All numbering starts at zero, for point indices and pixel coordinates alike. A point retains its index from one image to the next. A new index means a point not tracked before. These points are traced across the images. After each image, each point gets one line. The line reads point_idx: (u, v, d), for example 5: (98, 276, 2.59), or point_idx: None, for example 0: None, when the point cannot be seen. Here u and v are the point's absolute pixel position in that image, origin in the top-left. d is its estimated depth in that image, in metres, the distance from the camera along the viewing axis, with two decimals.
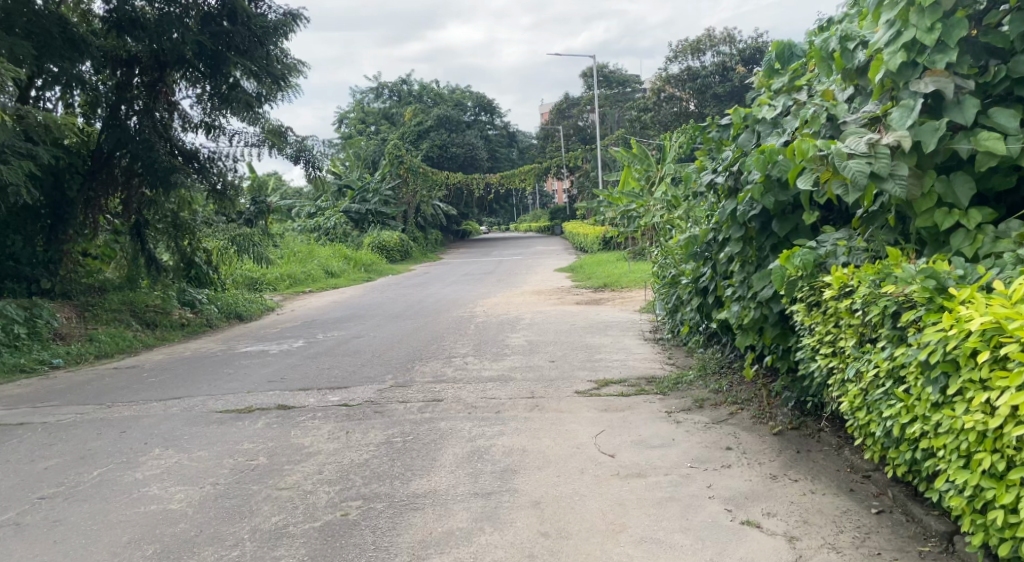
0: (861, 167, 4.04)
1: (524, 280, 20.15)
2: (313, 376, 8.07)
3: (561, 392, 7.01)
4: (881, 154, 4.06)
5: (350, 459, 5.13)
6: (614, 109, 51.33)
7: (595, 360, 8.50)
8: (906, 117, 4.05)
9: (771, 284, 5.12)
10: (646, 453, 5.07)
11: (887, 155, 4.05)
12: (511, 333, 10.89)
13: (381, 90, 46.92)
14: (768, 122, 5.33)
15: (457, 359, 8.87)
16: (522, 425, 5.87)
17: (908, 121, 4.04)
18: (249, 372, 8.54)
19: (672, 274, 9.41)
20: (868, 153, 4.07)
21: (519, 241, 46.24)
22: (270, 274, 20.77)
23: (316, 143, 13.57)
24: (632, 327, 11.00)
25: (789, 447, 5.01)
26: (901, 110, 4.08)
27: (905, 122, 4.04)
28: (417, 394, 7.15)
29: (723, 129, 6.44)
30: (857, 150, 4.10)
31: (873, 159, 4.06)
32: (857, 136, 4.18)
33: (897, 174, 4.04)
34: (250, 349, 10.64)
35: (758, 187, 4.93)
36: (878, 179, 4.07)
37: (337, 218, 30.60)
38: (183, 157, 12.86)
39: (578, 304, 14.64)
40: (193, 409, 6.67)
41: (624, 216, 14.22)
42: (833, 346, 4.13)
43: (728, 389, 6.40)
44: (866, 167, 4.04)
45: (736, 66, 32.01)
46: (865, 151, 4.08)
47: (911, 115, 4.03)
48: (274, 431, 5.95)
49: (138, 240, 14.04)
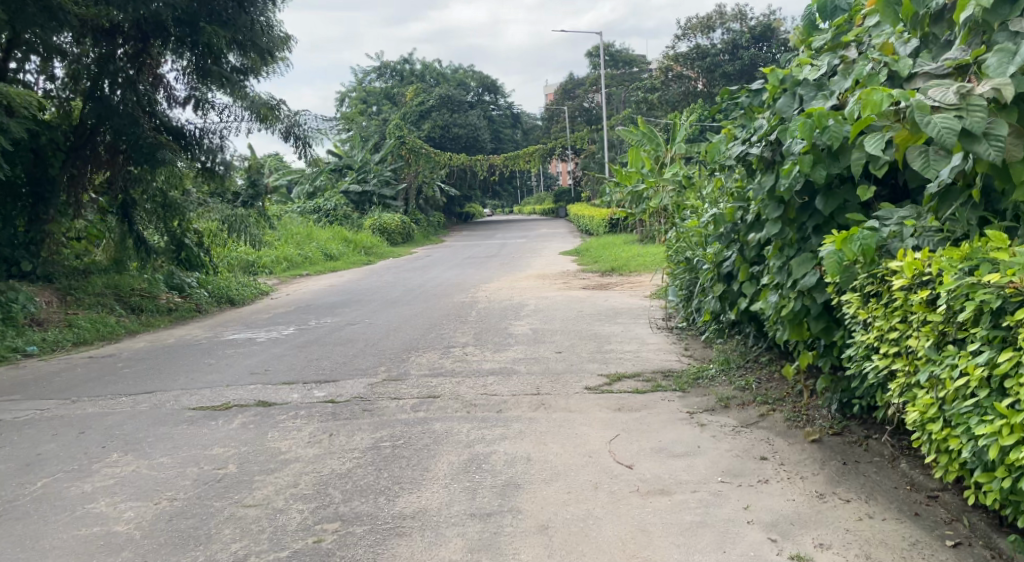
0: (950, 123, 3.46)
1: (528, 263, 19.52)
2: (300, 368, 7.43)
3: (570, 388, 6.38)
4: (975, 106, 3.46)
5: (331, 469, 4.50)
6: (620, 89, 50.52)
7: (606, 351, 7.86)
8: (1008, 62, 3.44)
9: (814, 271, 4.52)
10: (670, 463, 4.43)
11: (982, 108, 3.44)
12: (515, 321, 10.23)
13: (383, 70, 46.03)
14: (812, 85, 4.70)
15: (457, 350, 8.23)
16: (527, 428, 5.23)
17: (1009, 67, 3.43)
18: (231, 362, 7.90)
19: (689, 257, 8.76)
20: (957, 105, 3.50)
21: (524, 223, 45.52)
22: (265, 257, 20.10)
23: (308, 118, 12.93)
24: (644, 314, 10.35)
25: (834, 457, 4.40)
26: (999, 54, 3.47)
27: (1006, 68, 3.43)
28: (412, 389, 6.51)
29: (754, 96, 5.79)
30: (944, 103, 3.52)
31: (963, 113, 3.47)
32: (942, 86, 3.61)
33: (995, 132, 3.42)
34: (236, 337, 9.99)
35: (808, 158, 4.30)
36: (970, 139, 3.47)
37: (338, 200, 29.85)
38: (173, 136, 12.19)
39: (585, 289, 14.01)
40: (163, 406, 6.03)
41: (633, 197, 13.56)
42: (897, 344, 3.50)
43: (755, 385, 5.79)
44: (956, 124, 3.44)
45: (746, 44, 31.17)
46: (954, 103, 3.51)
47: (1014, 59, 3.42)
48: (249, 431, 5.32)
49: (125, 220, 13.33)
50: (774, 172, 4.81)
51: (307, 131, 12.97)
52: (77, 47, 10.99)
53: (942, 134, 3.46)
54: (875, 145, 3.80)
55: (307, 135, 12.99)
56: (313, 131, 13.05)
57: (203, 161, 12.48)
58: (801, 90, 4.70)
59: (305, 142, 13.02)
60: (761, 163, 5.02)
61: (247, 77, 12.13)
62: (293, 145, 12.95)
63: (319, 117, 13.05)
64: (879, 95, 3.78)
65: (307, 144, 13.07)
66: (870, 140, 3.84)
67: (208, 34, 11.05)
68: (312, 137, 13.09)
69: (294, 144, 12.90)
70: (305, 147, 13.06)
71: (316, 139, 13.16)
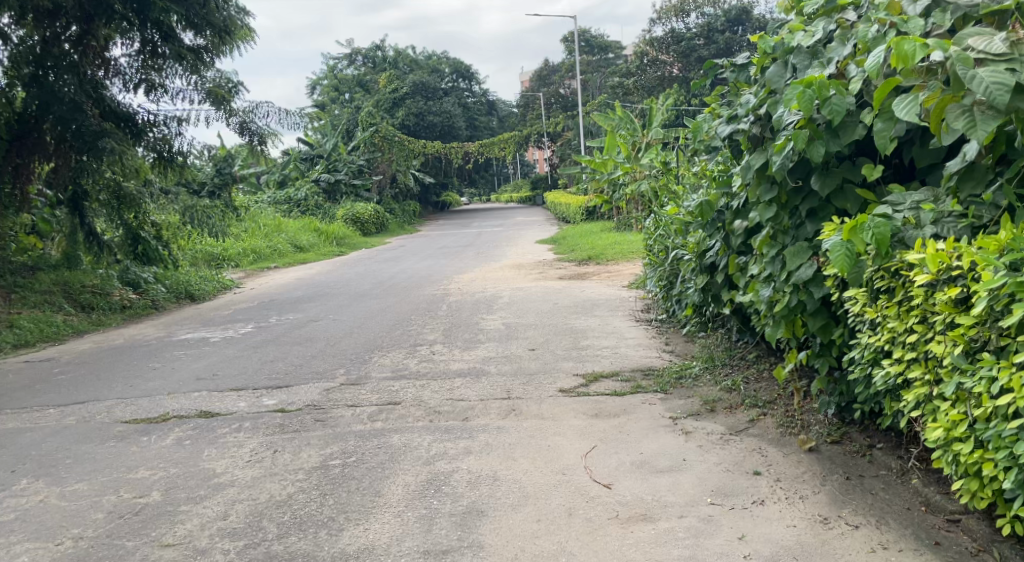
0: (1000, 77, 3.04)
1: (503, 253, 19.00)
2: (252, 372, 6.87)
3: (542, 391, 5.87)
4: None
5: (269, 495, 3.96)
6: (595, 75, 50.02)
7: (582, 347, 7.35)
8: None
9: (809, 262, 4.01)
10: (653, 481, 3.93)
11: None
12: (486, 315, 9.71)
13: (354, 56, 45.26)
14: (806, 53, 4.23)
15: (424, 349, 7.69)
16: (495, 440, 4.71)
17: None
18: (178, 366, 7.33)
19: (671, 246, 8.22)
20: (1005, 56, 3.13)
21: (501, 212, 44.95)
22: (230, 249, 19.46)
23: (264, 113, 12.05)
24: (622, 305, 9.87)
25: (834, 469, 3.89)
26: None
27: None
28: (371, 395, 5.96)
29: (740, 69, 5.30)
30: (991, 53, 3.14)
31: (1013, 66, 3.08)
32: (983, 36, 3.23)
33: None
34: (189, 336, 9.41)
35: (806, 134, 3.81)
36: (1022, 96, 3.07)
37: (308, 190, 29.19)
38: (118, 122, 11.44)
39: (561, 279, 13.52)
40: (93, 420, 5.48)
41: (610, 184, 13.08)
42: (914, 349, 3.03)
43: (744, 386, 5.24)
44: (1008, 78, 3.03)
45: (721, 28, 30.69)
46: (1003, 53, 3.13)
47: None
48: (184, 450, 4.76)
49: (76, 213, 12.64)
50: (764, 151, 4.33)
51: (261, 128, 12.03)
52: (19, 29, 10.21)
53: (992, 89, 3.03)
54: (906, 109, 3.32)
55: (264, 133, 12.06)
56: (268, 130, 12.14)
57: (156, 149, 11.75)
58: (794, 59, 4.24)
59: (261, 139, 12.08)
60: (749, 142, 4.53)
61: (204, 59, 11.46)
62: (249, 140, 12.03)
63: (277, 113, 12.11)
64: (911, 45, 3.26)
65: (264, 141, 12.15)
66: (898, 104, 3.36)
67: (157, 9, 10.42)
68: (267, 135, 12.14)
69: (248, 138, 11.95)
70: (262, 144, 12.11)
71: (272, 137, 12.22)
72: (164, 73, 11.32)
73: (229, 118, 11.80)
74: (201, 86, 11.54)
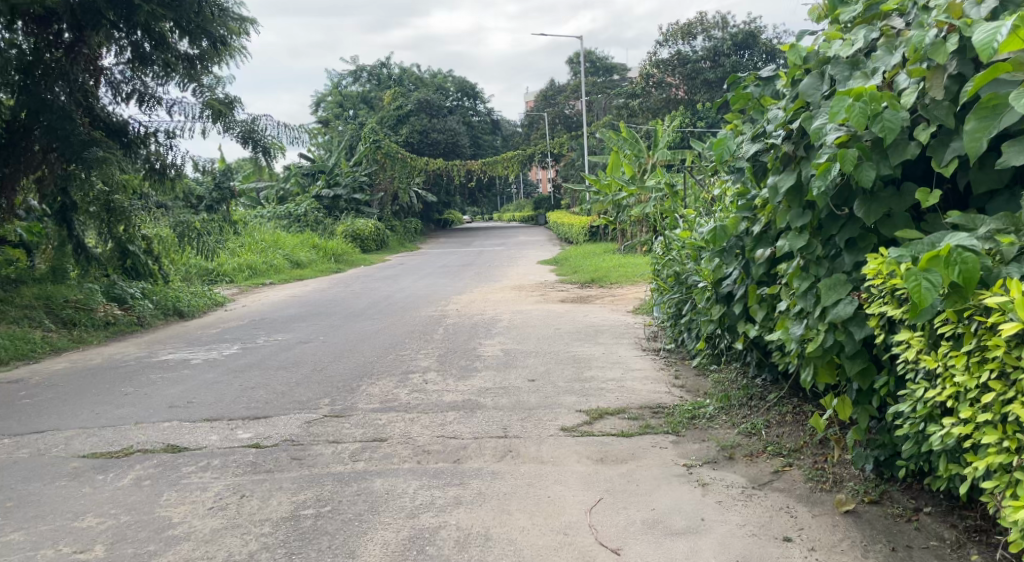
0: None
1: (504, 273, 18.50)
2: (229, 401, 6.38)
3: (542, 429, 5.37)
4: None
5: (227, 553, 3.49)
6: (600, 96, 49.74)
7: (586, 379, 6.85)
8: None
9: (849, 298, 3.54)
10: (666, 546, 3.45)
11: None
12: (484, 340, 9.22)
13: (359, 73, 44.92)
14: (845, 63, 3.81)
15: (416, 377, 7.20)
16: (488, 487, 4.22)
17: None
18: (151, 391, 6.84)
19: (682, 272, 7.73)
20: None
21: (503, 230, 44.54)
22: (225, 266, 18.97)
23: (267, 124, 11.54)
24: (627, 332, 9.37)
25: (878, 537, 3.40)
26: None
27: None
28: (355, 431, 5.46)
29: (766, 84, 4.86)
30: None
31: None
32: None
33: None
34: (170, 357, 8.92)
35: (851, 154, 3.42)
36: None
37: (308, 206, 28.72)
38: (108, 132, 10.96)
39: (563, 301, 13.03)
40: (46, 455, 5.00)
41: (615, 206, 12.62)
42: (991, 408, 2.69)
43: (766, 431, 4.71)
44: None
45: (728, 51, 30.39)
46: None
47: None
48: (140, 494, 4.27)
49: (65, 224, 12.39)
50: (796, 170, 3.91)
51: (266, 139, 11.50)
52: (9, 35, 9.70)
53: None
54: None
55: (269, 144, 11.56)
56: (274, 141, 11.63)
57: (148, 159, 11.29)
58: (832, 69, 3.81)
59: (265, 151, 11.58)
60: (777, 160, 4.09)
61: (201, 70, 11.04)
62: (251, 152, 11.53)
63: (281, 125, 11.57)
64: None
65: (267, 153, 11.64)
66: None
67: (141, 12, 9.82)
68: (273, 146, 11.61)
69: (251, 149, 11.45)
70: (265, 156, 11.64)
71: (278, 148, 11.68)
72: (162, 84, 10.97)
73: (228, 129, 11.33)
74: (201, 94, 11.12)
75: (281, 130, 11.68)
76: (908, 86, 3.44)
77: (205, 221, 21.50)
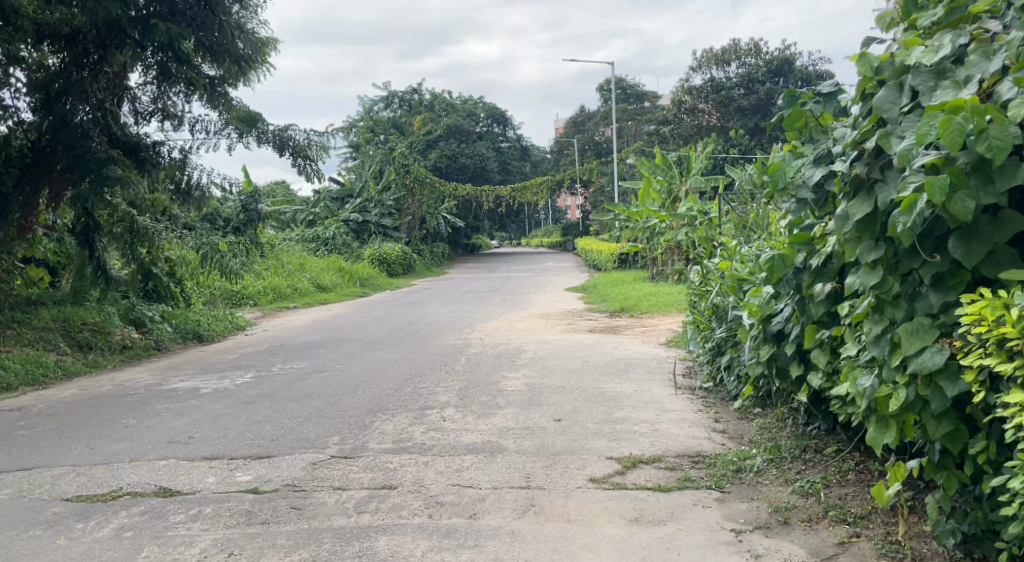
0: None
1: (531, 300, 18.01)
2: (232, 437, 5.93)
3: (569, 479, 4.87)
4: None
5: None
6: (630, 122, 49.35)
7: (617, 421, 6.33)
8: None
9: (938, 350, 3.16)
10: None
11: None
12: (508, 373, 8.72)
13: (391, 99, 44.72)
14: (928, 72, 3.54)
15: (433, 414, 6.71)
16: (506, 553, 3.74)
17: None
18: (152, 423, 6.42)
19: (722, 306, 7.21)
20: None
21: (531, 256, 44.05)
22: (249, 289, 18.62)
23: (300, 131, 10.97)
24: (660, 367, 8.86)
25: None
26: None
27: None
28: (363, 477, 5.00)
29: (827, 100, 4.70)
30: None
31: None
32: None
33: None
34: (180, 386, 8.51)
35: (940, 184, 3.08)
36: None
37: (337, 229, 28.40)
38: (124, 151, 10.42)
39: (592, 331, 12.54)
40: (26, 498, 4.59)
41: (647, 233, 12.13)
42: None
43: (825, 492, 4.29)
44: None
45: (761, 79, 29.92)
46: None
47: None
48: (118, 550, 3.84)
49: (87, 246, 11.75)
50: (871, 199, 3.57)
51: (303, 145, 10.95)
52: (37, 54, 9.38)
53: None
54: None
55: (306, 148, 11.00)
56: (313, 143, 11.05)
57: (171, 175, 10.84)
58: (913, 79, 3.56)
59: (304, 158, 11.03)
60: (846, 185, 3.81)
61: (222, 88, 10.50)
62: (292, 160, 11.00)
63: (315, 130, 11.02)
64: None
65: (308, 159, 11.07)
66: None
67: (160, 31, 9.27)
68: (313, 151, 11.07)
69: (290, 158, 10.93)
70: (307, 162, 11.06)
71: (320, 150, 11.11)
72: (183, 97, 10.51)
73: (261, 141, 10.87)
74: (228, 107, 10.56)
75: (320, 136, 11.07)
76: (1013, 96, 3.14)
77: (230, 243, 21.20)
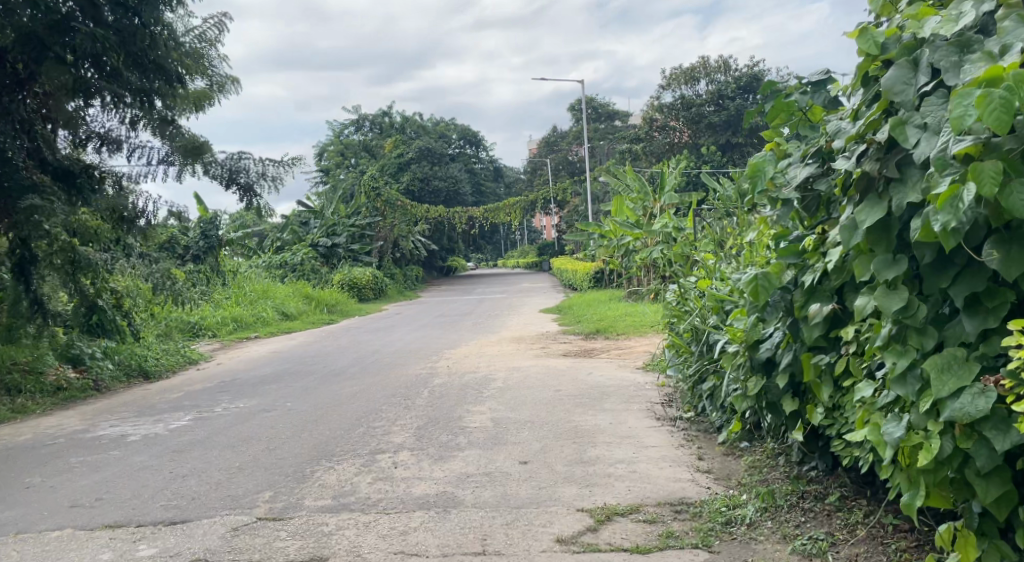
0: None
1: (503, 323, 17.27)
2: (147, 498, 5.19)
3: (532, 541, 4.15)
4: None
5: None
6: (602, 141, 48.94)
7: (590, 461, 5.61)
8: None
9: (979, 395, 2.74)
10: None
11: None
12: (472, 406, 7.96)
13: (361, 122, 43.80)
14: (950, 45, 3.04)
15: (383, 459, 5.95)
16: None
17: None
18: (59, 484, 5.64)
19: (702, 330, 6.51)
20: None
21: (505, 277, 43.44)
22: (207, 321, 17.73)
23: (254, 161, 10.19)
24: (638, 395, 8.15)
25: None
26: None
27: None
28: (289, 545, 4.26)
29: (815, 90, 4.12)
30: None
31: None
32: None
33: None
34: (109, 433, 7.71)
35: (986, 171, 2.65)
36: None
37: (305, 254, 27.53)
38: (56, 177, 9.43)
39: (565, 355, 11.83)
40: None
41: (620, 251, 11.46)
42: None
43: (832, 554, 3.64)
44: None
45: (732, 95, 29.51)
46: None
47: None
48: None
49: (22, 279, 10.60)
50: (886, 206, 3.12)
51: (253, 180, 10.17)
52: None
53: None
54: None
55: (258, 180, 10.22)
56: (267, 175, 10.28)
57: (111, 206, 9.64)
58: (931, 54, 3.06)
59: (255, 192, 10.25)
60: (852, 187, 3.37)
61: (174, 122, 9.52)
62: (239, 195, 10.20)
63: (268, 160, 10.26)
64: None
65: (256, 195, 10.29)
66: None
67: (81, 36, 7.98)
68: (265, 184, 10.30)
69: (237, 193, 10.16)
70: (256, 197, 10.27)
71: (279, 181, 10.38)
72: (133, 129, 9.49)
73: (207, 171, 9.99)
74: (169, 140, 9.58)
75: (273, 169, 10.30)
76: None
77: (189, 271, 20.35)
